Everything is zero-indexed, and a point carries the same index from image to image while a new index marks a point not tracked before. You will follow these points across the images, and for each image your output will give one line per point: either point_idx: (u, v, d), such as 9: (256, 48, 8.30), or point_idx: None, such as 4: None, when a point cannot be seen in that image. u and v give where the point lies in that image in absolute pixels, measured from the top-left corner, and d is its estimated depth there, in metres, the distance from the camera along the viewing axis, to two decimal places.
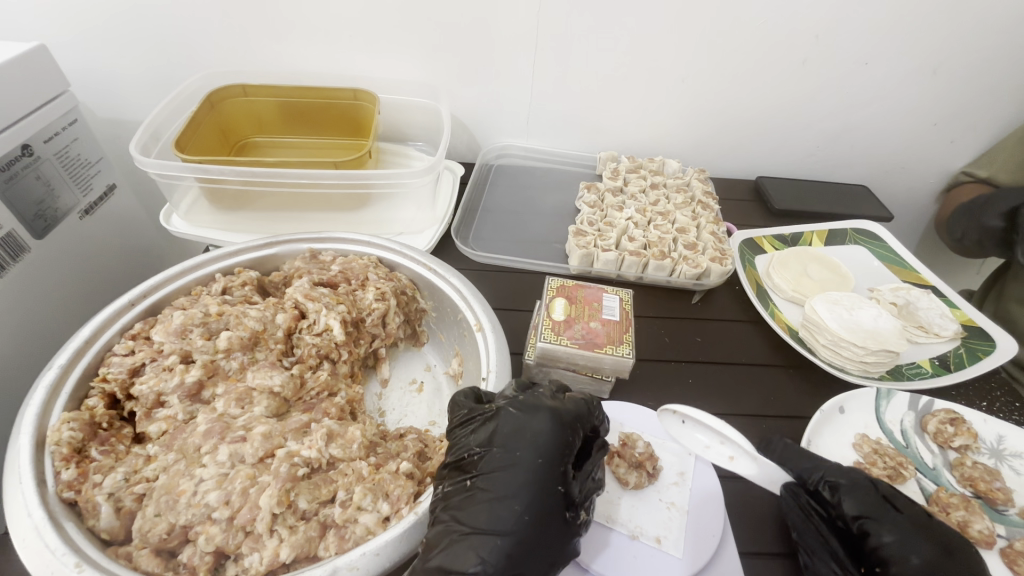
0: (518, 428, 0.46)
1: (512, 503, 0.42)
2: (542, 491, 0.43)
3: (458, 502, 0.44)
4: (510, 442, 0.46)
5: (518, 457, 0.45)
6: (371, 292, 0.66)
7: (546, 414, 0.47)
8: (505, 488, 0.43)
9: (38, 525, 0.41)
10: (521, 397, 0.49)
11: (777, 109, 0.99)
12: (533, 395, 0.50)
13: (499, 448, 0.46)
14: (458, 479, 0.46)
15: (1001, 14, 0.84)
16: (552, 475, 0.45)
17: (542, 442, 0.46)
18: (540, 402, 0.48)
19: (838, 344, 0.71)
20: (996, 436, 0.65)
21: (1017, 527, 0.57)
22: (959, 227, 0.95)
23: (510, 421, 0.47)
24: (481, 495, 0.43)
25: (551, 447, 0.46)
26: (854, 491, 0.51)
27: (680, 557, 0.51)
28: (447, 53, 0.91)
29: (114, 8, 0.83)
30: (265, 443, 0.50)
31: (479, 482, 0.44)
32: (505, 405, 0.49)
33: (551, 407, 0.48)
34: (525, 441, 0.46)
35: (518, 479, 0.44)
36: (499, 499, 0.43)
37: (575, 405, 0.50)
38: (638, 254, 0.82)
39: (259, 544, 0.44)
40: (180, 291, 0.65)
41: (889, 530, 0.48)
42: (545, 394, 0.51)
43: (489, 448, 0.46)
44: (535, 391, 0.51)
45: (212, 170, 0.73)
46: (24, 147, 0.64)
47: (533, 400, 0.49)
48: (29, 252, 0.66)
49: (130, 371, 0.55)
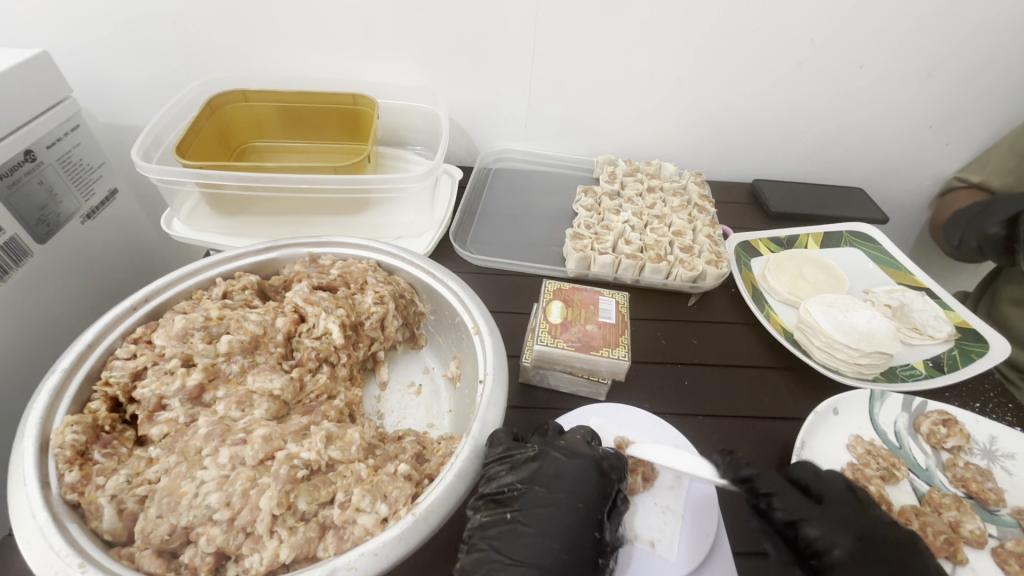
0: (561, 472, 0.50)
1: (551, 541, 0.46)
2: (581, 535, 0.47)
3: (496, 532, 0.48)
4: (552, 483, 0.50)
5: (559, 499, 0.49)
6: (370, 296, 0.67)
7: (590, 462, 0.51)
8: (546, 526, 0.47)
9: (42, 526, 0.42)
10: (562, 442, 0.54)
11: (773, 113, 1.00)
12: (572, 441, 0.54)
13: (542, 488, 0.50)
14: (499, 511, 0.49)
15: (996, 17, 0.85)
16: (591, 522, 0.48)
17: (581, 486, 0.50)
18: (583, 451, 0.52)
19: (832, 346, 0.72)
20: (989, 437, 0.65)
21: (1008, 527, 0.58)
22: (956, 234, 0.95)
23: (553, 464, 0.51)
24: (523, 531, 0.47)
25: (591, 494, 0.49)
26: (784, 495, 0.53)
27: (674, 561, 0.52)
28: (446, 58, 0.91)
29: (116, 14, 0.84)
30: (265, 446, 0.50)
31: (520, 516, 0.48)
32: (548, 449, 0.52)
33: (593, 457, 0.52)
34: (568, 485, 0.50)
35: (559, 519, 0.48)
36: (538, 535, 0.47)
37: (610, 457, 0.53)
38: (635, 257, 0.83)
39: (260, 544, 0.45)
40: (181, 294, 0.65)
41: (817, 527, 0.51)
42: (583, 442, 0.54)
43: (532, 486, 0.50)
44: (574, 438, 0.55)
45: (212, 175, 0.74)
46: (27, 153, 0.65)
47: (574, 447, 0.53)
48: (32, 256, 0.67)
49: (132, 374, 0.55)
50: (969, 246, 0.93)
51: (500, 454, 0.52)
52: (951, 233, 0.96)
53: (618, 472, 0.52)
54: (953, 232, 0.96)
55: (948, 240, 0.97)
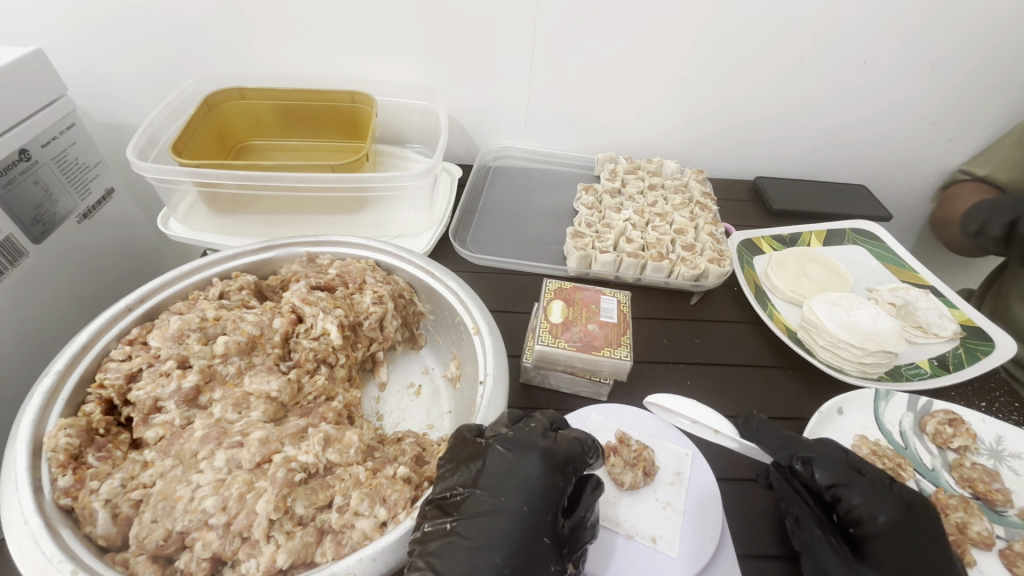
0: (505, 471, 0.46)
1: (491, 554, 0.42)
2: (526, 542, 0.43)
3: (435, 548, 0.42)
4: (496, 486, 0.45)
5: (503, 503, 0.44)
6: (369, 296, 0.66)
7: (537, 457, 0.47)
8: (486, 536, 0.42)
9: (34, 532, 0.41)
10: (512, 434, 0.49)
11: (776, 110, 0.99)
12: (523, 432, 0.50)
13: (484, 491, 0.45)
14: (439, 521, 0.44)
15: (999, 13, 0.84)
16: (540, 525, 0.44)
17: (529, 487, 0.46)
18: (533, 444, 0.48)
19: (836, 345, 0.71)
20: (995, 436, 0.64)
21: (1017, 528, 0.57)
22: (977, 221, 0.91)
23: (499, 461, 0.47)
24: (461, 544, 0.42)
25: (538, 493, 0.46)
26: (824, 461, 0.54)
27: (676, 557, 0.51)
28: (445, 53, 0.90)
29: (111, 11, 0.83)
30: (262, 449, 0.50)
31: (460, 527, 0.43)
32: (493, 442, 0.48)
33: (541, 450, 0.48)
34: (512, 487, 0.45)
35: (501, 524, 0.43)
36: (478, 548, 0.42)
37: (567, 446, 0.50)
38: (637, 255, 0.82)
39: (256, 550, 0.44)
40: (178, 295, 0.65)
41: (861, 495, 0.52)
42: (539, 431, 0.50)
43: (474, 488, 0.46)
44: (527, 426, 0.51)
45: (209, 174, 0.73)
46: (22, 152, 0.64)
47: (523, 439, 0.49)
48: (28, 257, 0.67)
49: (127, 376, 0.55)
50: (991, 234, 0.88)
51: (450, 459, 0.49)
52: (971, 215, 0.92)
53: (573, 460, 0.49)
54: (975, 215, 0.91)
55: (966, 226, 0.93)
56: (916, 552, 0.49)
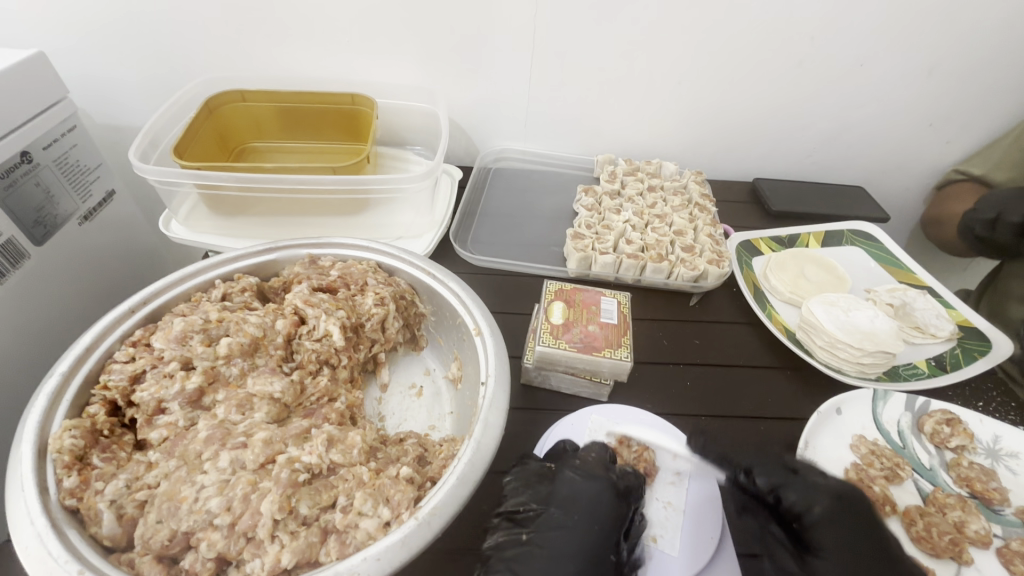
0: (575, 494, 0.52)
1: (565, 563, 0.47)
2: (594, 558, 0.48)
3: (512, 554, 0.48)
4: (566, 505, 0.51)
5: (574, 521, 0.50)
6: (371, 297, 0.66)
7: (605, 485, 0.52)
8: (564, 548, 0.48)
9: (40, 532, 0.42)
10: (580, 463, 0.55)
11: (774, 112, 0.99)
12: (586, 461, 0.55)
13: (558, 509, 0.51)
14: (513, 531, 0.50)
15: (996, 17, 0.85)
16: (605, 545, 0.49)
17: (596, 509, 0.51)
18: (599, 472, 0.53)
19: (834, 345, 0.72)
20: (992, 436, 0.65)
21: (1013, 527, 0.58)
22: (993, 208, 0.88)
23: (568, 485, 0.52)
24: (537, 552, 0.47)
25: (606, 515, 0.50)
26: (762, 465, 0.53)
27: (676, 555, 0.52)
28: (445, 57, 0.91)
29: (111, 14, 0.83)
30: (266, 449, 0.50)
31: (534, 537, 0.49)
32: (564, 469, 0.54)
33: (607, 479, 0.53)
34: (582, 509, 0.51)
35: (573, 541, 0.48)
36: (553, 557, 0.47)
37: (627, 476, 0.54)
38: (636, 257, 0.83)
39: (261, 550, 0.44)
40: (181, 296, 0.65)
41: (796, 492, 0.51)
42: (601, 461, 0.55)
43: (547, 507, 0.51)
44: (591, 457, 0.56)
45: (212, 176, 0.73)
46: (23, 154, 0.64)
47: (591, 467, 0.54)
48: (30, 259, 0.67)
49: (130, 378, 0.55)
50: (1008, 222, 0.86)
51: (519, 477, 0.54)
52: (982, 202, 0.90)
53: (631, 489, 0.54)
54: (988, 202, 0.90)
55: (976, 213, 0.90)
56: (861, 536, 0.48)
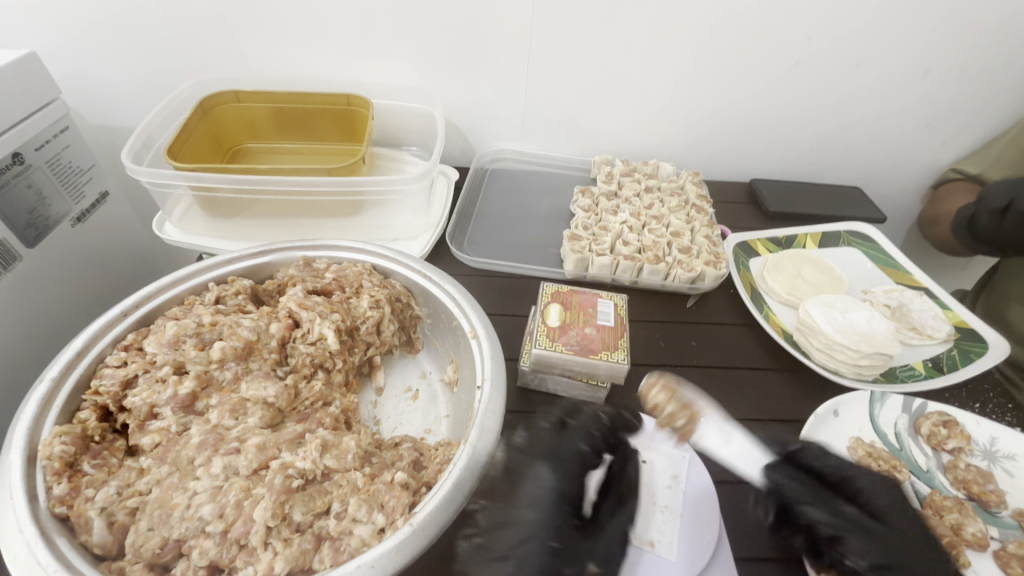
0: (513, 485, 0.54)
1: (507, 560, 0.48)
2: (537, 548, 0.49)
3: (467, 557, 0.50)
4: (510, 498, 0.53)
5: (517, 512, 0.52)
6: (366, 300, 0.66)
7: (543, 465, 0.55)
8: (506, 546, 0.49)
9: (30, 541, 0.41)
10: (526, 445, 0.58)
11: (771, 113, 0.99)
12: (534, 442, 0.58)
13: (500, 506, 0.53)
14: (466, 534, 0.52)
15: (993, 18, 0.85)
16: (547, 530, 0.50)
17: (538, 496, 0.53)
18: (545, 449, 0.57)
19: (832, 347, 0.72)
20: (989, 438, 0.65)
21: (1010, 529, 0.57)
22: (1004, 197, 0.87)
23: (513, 476, 0.55)
24: (485, 553, 0.50)
25: (546, 498, 0.52)
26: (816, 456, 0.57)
27: (674, 560, 0.51)
28: (441, 57, 0.90)
29: (103, 13, 0.82)
30: (259, 455, 0.49)
31: (485, 536, 0.51)
32: (510, 459, 0.57)
33: (548, 457, 0.56)
34: (521, 497, 0.53)
35: (513, 535, 0.50)
36: (499, 556, 0.49)
37: (574, 445, 0.57)
38: (633, 258, 0.82)
39: (253, 558, 0.44)
40: (172, 300, 0.64)
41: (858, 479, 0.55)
42: (550, 433, 0.58)
43: (492, 503, 0.53)
44: (540, 433, 0.59)
45: (205, 178, 0.72)
46: (15, 155, 0.63)
47: (537, 446, 0.58)
48: (21, 261, 0.66)
49: (122, 383, 0.54)
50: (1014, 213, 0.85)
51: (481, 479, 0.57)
52: (998, 188, 0.88)
53: (582, 457, 0.56)
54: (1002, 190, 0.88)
55: (986, 201, 0.89)
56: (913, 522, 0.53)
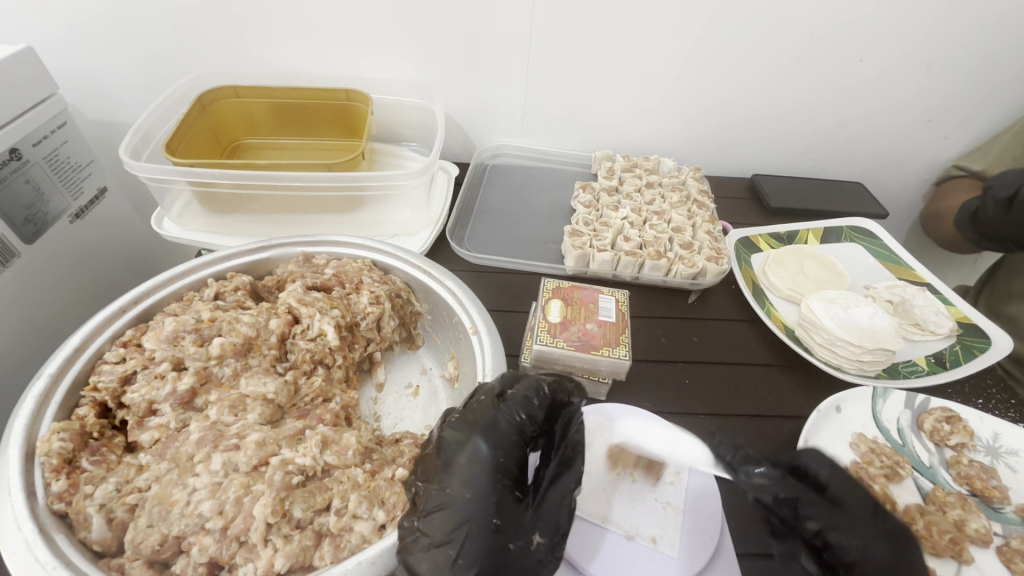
0: (449, 463, 0.45)
1: (448, 548, 0.41)
2: (478, 530, 0.42)
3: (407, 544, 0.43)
4: (444, 477, 0.44)
5: (450, 493, 0.43)
6: (366, 296, 0.66)
7: (478, 439, 0.46)
8: (444, 532, 0.42)
9: (28, 538, 0.41)
10: (459, 418, 0.49)
11: (772, 108, 0.99)
12: (469, 412, 0.49)
13: (435, 487, 0.44)
14: (410, 520, 0.44)
15: (996, 12, 0.84)
16: (486, 508, 0.43)
17: (471, 471, 0.44)
18: (480, 421, 0.47)
19: (834, 343, 0.71)
20: (992, 434, 0.65)
21: (1013, 525, 0.57)
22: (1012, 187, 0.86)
23: (447, 451, 0.46)
24: (422, 541, 0.42)
25: (480, 480, 0.44)
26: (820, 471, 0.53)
27: (676, 557, 0.51)
28: (440, 53, 0.90)
29: (100, 8, 0.82)
30: (258, 452, 0.49)
31: (422, 524, 0.43)
32: (442, 433, 0.48)
33: (482, 429, 0.47)
34: (455, 475, 0.44)
35: (449, 520, 0.42)
36: (437, 545, 0.41)
37: (510, 417, 0.48)
38: (634, 254, 0.82)
39: (254, 554, 0.44)
40: (172, 296, 0.64)
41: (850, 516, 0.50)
42: (487, 405, 0.49)
43: (427, 484, 0.45)
44: (475, 403, 0.50)
45: (205, 174, 0.72)
46: (13, 151, 0.63)
47: (472, 419, 0.48)
48: (19, 257, 0.66)
49: (121, 379, 0.54)
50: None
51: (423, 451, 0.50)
52: (1006, 178, 0.87)
53: (522, 428, 0.48)
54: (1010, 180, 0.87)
55: (993, 192, 0.88)
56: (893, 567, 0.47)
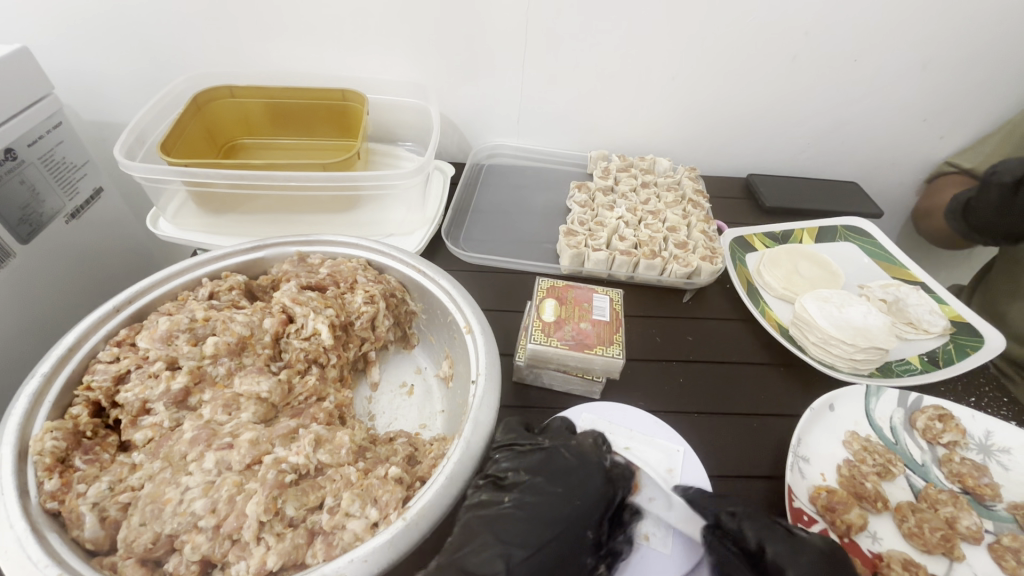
0: (568, 469, 0.50)
1: (543, 529, 0.46)
2: (572, 534, 0.46)
3: (493, 516, 0.46)
4: (553, 477, 0.50)
5: (560, 490, 0.49)
6: (360, 295, 0.66)
7: (599, 470, 0.51)
8: (544, 519, 0.46)
9: (20, 536, 0.41)
10: (576, 444, 0.53)
11: (766, 108, 0.99)
12: (584, 443, 0.54)
13: (545, 479, 0.49)
14: (496, 496, 0.48)
15: (990, 11, 0.85)
16: (587, 521, 0.48)
17: (586, 489, 0.49)
18: (597, 458, 0.52)
19: (827, 342, 0.72)
20: (984, 432, 0.65)
21: (1003, 522, 0.58)
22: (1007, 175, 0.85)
23: (562, 461, 0.51)
24: (514, 514, 0.46)
25: (593, 493, 0.49)
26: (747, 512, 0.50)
27: (669, 554, 0.51)
28: (436, 52, 0.90)
29: (95, 8, 0.82)
30: (252, 450, 0.49)
31: (515, 505, 0.47)
32: (559, 447, 0.52)
33: (602, 465, 0.52)
34: (571, 484, 0.49)
35: (554, 512, 0.47)
36: (532, 521, 0.46)
37: (620, 466, 0.53)
38: (629, 254, 0.82)
39: (246, 552, 0.44)
40: (167, 295, 0.64)
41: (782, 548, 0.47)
42: (600, 444, 0.54)
43: (535, 475, 0.50)
44: (589, 441, 0.54)
45: (199, 173, 0.72)
46: (7, 151, 0.63)
47: (592, 447, 0.53)
48: (13, 257, 0.66)
49: (114, 378, 0.54)
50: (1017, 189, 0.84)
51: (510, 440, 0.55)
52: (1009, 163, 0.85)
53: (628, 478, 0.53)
54: (1014, 163, 0.86)
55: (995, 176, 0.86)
56: None
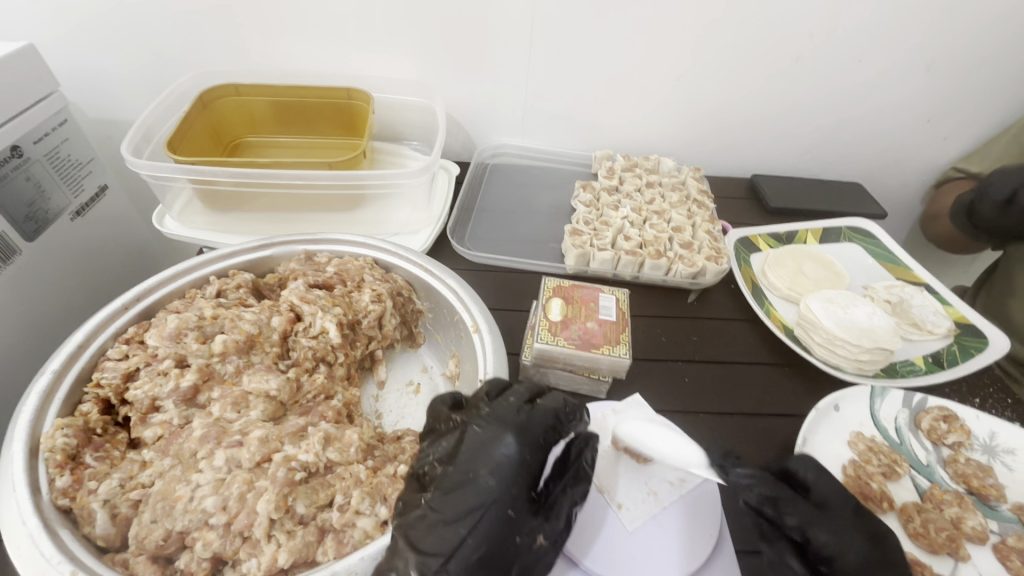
0: (478, 447, 0.46)
1: (458, 527, 0.42)
2: (492, 516, 0.43)
3: (411, 521, 0.43)
4: (464, 463, 0.46)
5: (471, 477, 0.44)
6: (367, 294, 0.66)
7: (510, 435, 0.46)
8: (458, 510, 0.43)
9: (33, 533, 0.41)
10: (489, 411, 0.49)
11: (771, 110, 0.99)
12: (500, 407, 0.50)
13: (456, 467, 0.45)
14: (416, 496, 0.46)
15: (994, 14, 0.85)
16: (504, 498, 0.44)
17: (500, 464, 0.45)
18: (509, 420, 0.48)
19: (832, 342, 0.72)
20: (989, 433, 0.65)
21: (1008, 523, 0.58)
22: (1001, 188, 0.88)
23: (473, 439, 0.47)
24: (431, 517, 0.43)
25: (505, 468, 0.45)
26: (789, 500, 0.50)
27: (628, 529, 0.53)
28: (442, 52, 0.90)
29: (103, 7, 0.82)
30: (261, 448, 0.49)
31: (433, 502, 0.44)
32: (472, 422, 0.48)
33: (515, 427, 0.47)
34: (482, 462, 0.45)
35: (467, 501, 0.43)
36: (447, 521, 0.42)
37: (542, 419, 0.49)
38: (634, 253, 0.82)
39: (257, 549, 0.44)
40: (174, 293, 0.64)
41: (827, 533, 0.48)
42: (517, 405, 0.50)
43: (447, 465, 0.46)
44: (505, 402, 0.50)
45: (206, 171, 0.72)
46: (14, 148, 0.63)
47: (502, 414, 0.48)
48: (20, 255, 0.66)
49: (124, 376, 0.54)
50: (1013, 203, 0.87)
51: (432, 426, 0.53)
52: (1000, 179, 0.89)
53: (550, 431, 0.49)
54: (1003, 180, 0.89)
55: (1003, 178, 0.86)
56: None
